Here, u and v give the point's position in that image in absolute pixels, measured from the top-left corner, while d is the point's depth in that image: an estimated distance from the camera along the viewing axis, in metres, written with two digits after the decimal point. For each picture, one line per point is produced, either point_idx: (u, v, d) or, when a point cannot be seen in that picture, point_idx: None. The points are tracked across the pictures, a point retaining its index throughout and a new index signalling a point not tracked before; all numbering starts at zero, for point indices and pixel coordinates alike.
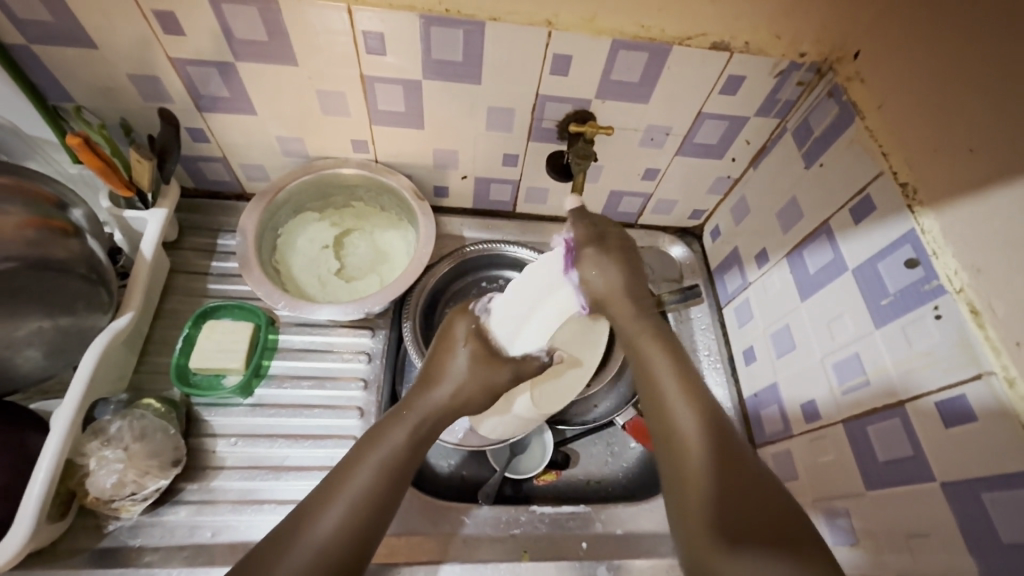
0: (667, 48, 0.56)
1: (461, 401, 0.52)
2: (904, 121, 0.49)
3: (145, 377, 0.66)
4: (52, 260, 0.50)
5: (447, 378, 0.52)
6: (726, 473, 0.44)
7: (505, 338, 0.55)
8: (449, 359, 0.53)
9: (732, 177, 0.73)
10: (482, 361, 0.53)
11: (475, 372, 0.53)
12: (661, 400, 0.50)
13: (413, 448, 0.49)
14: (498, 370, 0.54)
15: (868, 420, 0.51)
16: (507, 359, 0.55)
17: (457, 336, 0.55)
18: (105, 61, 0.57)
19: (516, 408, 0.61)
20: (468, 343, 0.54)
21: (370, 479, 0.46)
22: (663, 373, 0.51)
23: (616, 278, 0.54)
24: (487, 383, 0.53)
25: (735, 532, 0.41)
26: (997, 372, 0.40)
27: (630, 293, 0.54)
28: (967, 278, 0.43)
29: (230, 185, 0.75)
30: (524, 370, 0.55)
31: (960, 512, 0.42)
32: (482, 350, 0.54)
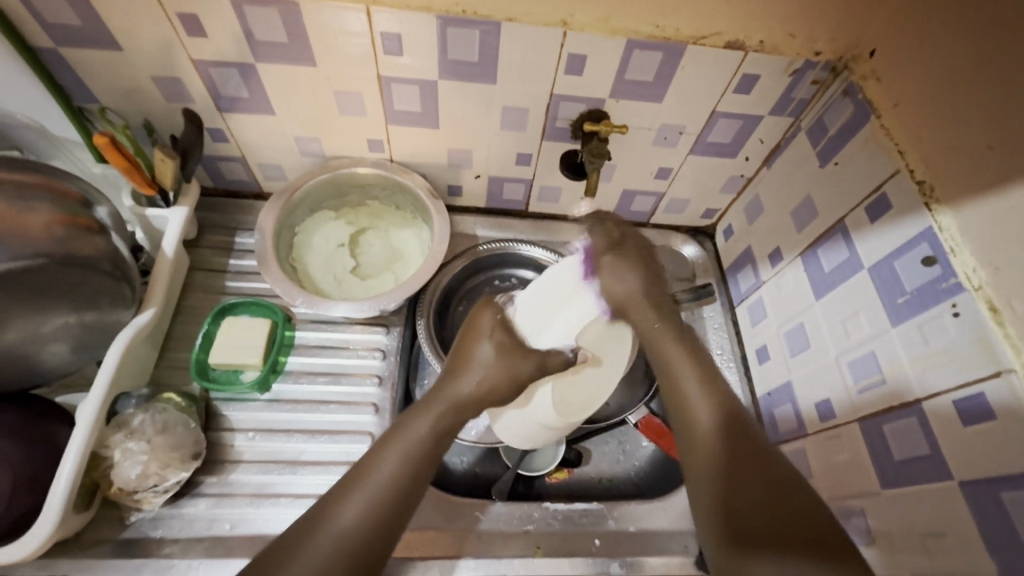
0: (681, 47, 0.57)
1: (486, 391, 0.51)
2: (920, 118, 0.49)
3: (165, 372, 0.67)
4: (78, 256, 0.52)
5: (473, 365, 0.52)
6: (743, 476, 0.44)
7: (530, 330, 0.55)
8: (474, 347, 0.53)
9: (745, 176, 0.73)
10: (507, 350, 0.52)
11: (500, 362, 0.52)
12: (685, 401, 0.49)
13: (432, 445, 0.48)
14: (524, 361, 0.52)
15: (883, 419, 0.51)
16: (532, 351, 0.53)
17: (485, 325, 0.54)
18: (130, 63, 0.58)
19: (534, 405, 0.58)
20: (494, 332, 0.53)
21: (390, 477, 0.46)
22: (684, 376, 0.50)
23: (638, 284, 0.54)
24: (513, 373, 0.51)
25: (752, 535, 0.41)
26: (1016, 370, 0.40)
27: (650, 299, 0.54)
28: (985, 276, 0.43)
29: (248, 184, 0.76)
30: (550, 364, 0.53)
31: (978, 511, 0.42)
32: (508, 340, 0.53)
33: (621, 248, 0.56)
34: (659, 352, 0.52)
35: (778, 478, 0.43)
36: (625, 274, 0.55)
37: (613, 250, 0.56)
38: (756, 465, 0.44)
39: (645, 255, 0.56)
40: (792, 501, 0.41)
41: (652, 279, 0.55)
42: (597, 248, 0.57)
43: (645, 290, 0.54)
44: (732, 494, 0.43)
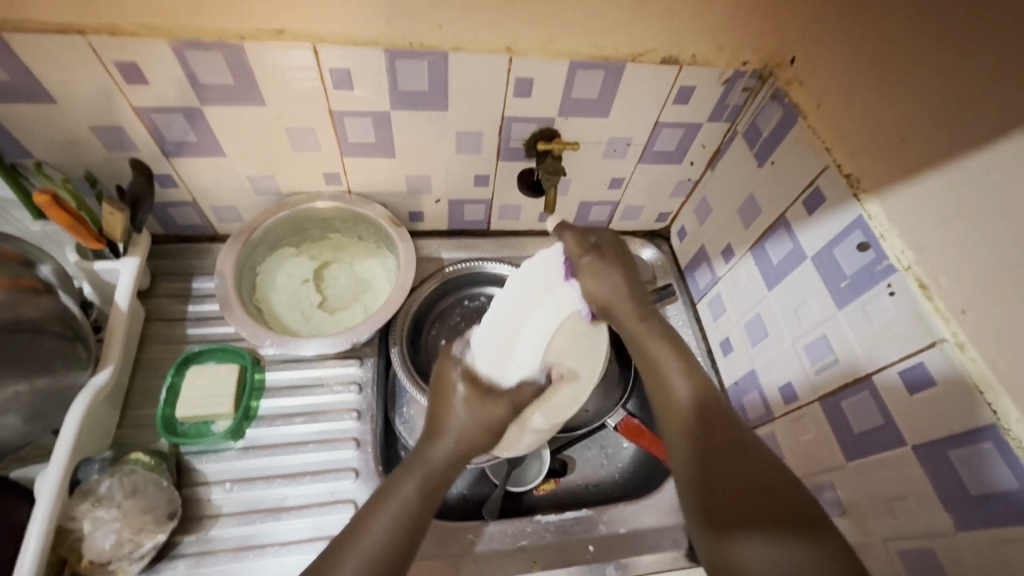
0: (621, 65, 0.60)
1: (466, 445, 0.53)
2: (840, 117, 0.53)
3: (129, 432, 0.63)
4: (23, 319, 0.49)
5: (447, 431, 0.53)
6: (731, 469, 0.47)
7: (493, 369, 0.56)
8: (446, 406, 0.55)
9: (692, 179, 0.77)
10: (478, 397, 0.54)
11: (472, 413, 0.54)
12: (662, 378, 0.54)
13: (419, 505, 0.50)
14: (495, 407, 0.55)
15: (841, 395, 0.54)
16: (503, 394, 0.55)
17: (450, 380, 0.56)
18: (66, 115, 0.56)
19: (529, 427, 0.59)
20: (462, 380, 0.55)
21: (389, 525, 0.48)
22: (661, 356, 0.55)
23: (619, 284, 0.57)
24: (486, 421, 0.54)
25: (743, 520, 0.44)
26: (948, 339, 0.44)
27: (634, 294, 0.58)
28: (913, 257, 0.46)
29: (202, 228, 0.74)
30: (521, 399, 0.56)
31: (933, 471, 0.45)
32: (476, 391, 0.54)
33: (599, 251, 0.58)
34: (639, 343, 0.57)
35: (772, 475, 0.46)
36: (611, 274, 0.57)
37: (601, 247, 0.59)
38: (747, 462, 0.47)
39: (623, 255, 0.59)
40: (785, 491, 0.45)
41: (628, 274, 0.58)
42: (578, 251, 0.58)
43: (627, 288, 0.57)
44: (716, 483, 0.47)
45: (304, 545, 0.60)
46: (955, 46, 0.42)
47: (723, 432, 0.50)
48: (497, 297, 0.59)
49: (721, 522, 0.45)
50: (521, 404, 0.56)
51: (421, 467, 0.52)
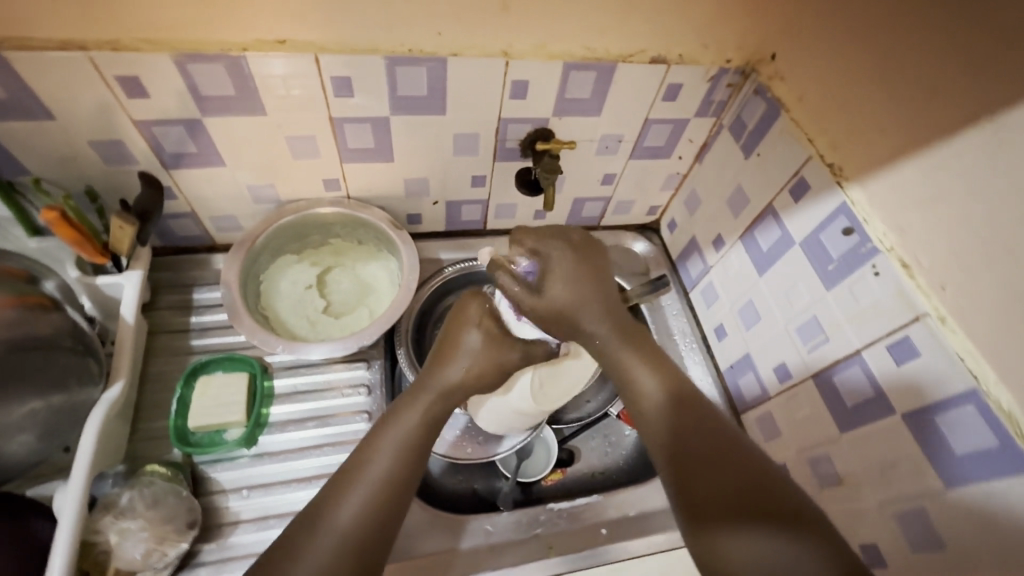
0: (613, 66, 0.62)
1: (475, 377, 0.56)
2: (821, 109, 0.57)
3: (141, 445, 0.63)
4: (38, 337, 0.49)
5: (462, 353, 0.57)
6: (710, 460, 0.46)
7: (510, 320, 0.59)
8: (462, 335, 0.58)
9: (680, 173, 0.80)
10: (494, 339, 0.57)
11: (486, 351, 0.57)
12: (630, 375, 0.53)
13: (390, 493, 0.48)
14: (507, 349, 0.57)
15: (833, 371, 0.58)
16: (517, 341, 0.58)
17: (472, 315, 0.58)
18: (65, 130, 0.56)
19: (512, 394, 0.63)
20: (481, 322, 0.58)
21: (360, 505, 0.47)
22: (632, 362, 0.53)
23: (575, 292, 0.54)
24: (497, 360, 0.57)
25: (723, 515, 0.44)
26: (930, 313, 0.47)
27: (599, 305, 0.54)
28: (895, 239, 0.50)
29: (201, 239, 0.74)
30: (533, 353, 0.59)
31: (921, 437, 0.49)
32: (493, 330, 0.57)
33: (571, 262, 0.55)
34: (607, 354, 0.54)
35: (754, 465, 0.46)
36: (562, 300, 0.54)
37: (546, 270, 0.55)
38: (729, 455, 0.47)
39: (587, 273, 0.55)
40: (771, 484, 0.45)
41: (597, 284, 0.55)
42: (532, 281, 0.55)
43: (592, 299, 0.54)
44: (692, 478, 0.46)
45: None
46: (913, 50, 0.47)
47: (700, 425, 0.49)
48: (530, 266, 0.60)
49: (703, 518, 0.44)
50: (533, 358, 0.59)
51: (395, 440, 0.51)
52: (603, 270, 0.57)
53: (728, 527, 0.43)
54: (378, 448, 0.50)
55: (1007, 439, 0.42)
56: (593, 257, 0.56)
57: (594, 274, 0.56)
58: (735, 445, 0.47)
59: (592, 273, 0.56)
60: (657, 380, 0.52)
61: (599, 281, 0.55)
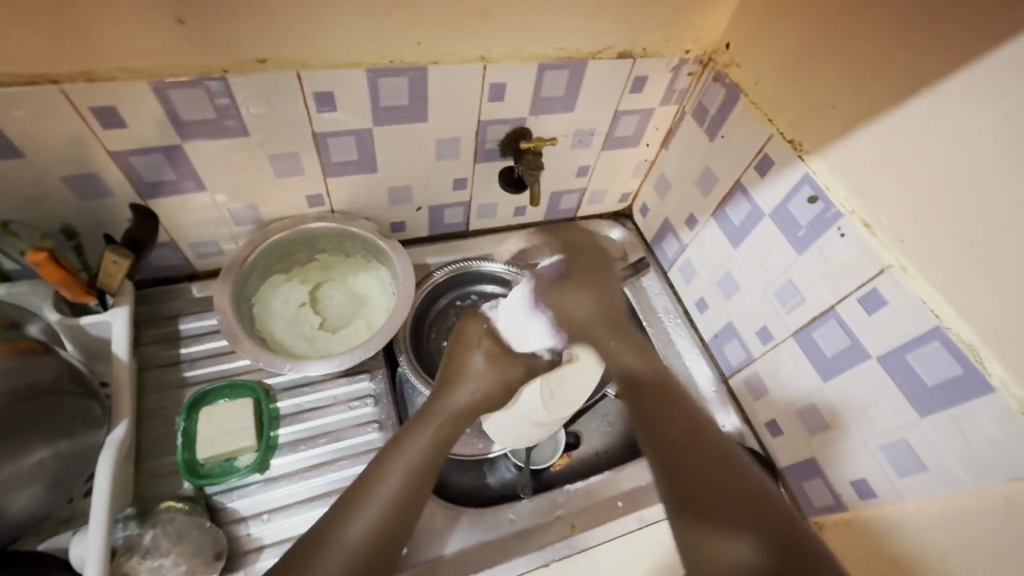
0: (583, 63, 0.65)
1: (481, 398, 0.57)
2: (779, 91, 0.62)
3: (147, 485, 0.61)
4: (37, 382, 0.48)
5: (468, 377, 0.58)
6: (705, 467, 0.47)
7: (512, 338, 0.59)
8: (466, 359, 0.59)
9: (648, 159, 0.85)
10: (496, 357, 0.59)
11: (491, 370, 0.58)
12: (612, 354, 0.57)
13: (405, 500, 0.48)
14: (512, 365, 0.59)
15: (811, 328, 0.63)
16: (518, 356, 0.59)
17: (472, 337, 0.60)
18: (35, 167, 0.54)
19: (522, 404, 0.63)
20: (482, 342, 0.59)
21: (366, 527, 0.46)
22: (614, 342, 0.57)
23: (589, 303, 0.57)
24: (502, 378, 0.58)
25: (718, 520, 0.44)
26: (893, 265, 0.52)
27: (605, 316, 0.58)
28: (856, 202, 0.55)
29: (181, 267, 0.72)
30: (535, 365, 0.60)
31: (896, 375, 0.54)
32: (495, 349, 0.59)
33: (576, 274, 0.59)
34: (607, 349, 0.57)
35: (747, 476, 0.47)
36: (581, 298, 0.57)
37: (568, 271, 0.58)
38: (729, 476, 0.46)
39: (600, 274, 0.59)
40: (770, 504, 0.45)
41: (601, 295, 0.58)
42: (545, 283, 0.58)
43: (599, 309, 0.57)
44: (683, 473, 0.47)
45: None
46: (854, 33, 0.52)
47: (686, 424, 0.50)
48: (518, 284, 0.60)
49: (698, 514, 0.44)
50: (535, 369, 0.60)
51: (403, 463, 0.50)
52: (606, 281, 0.59)
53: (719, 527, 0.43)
54: (386, 471, 0.50)
55: (968, 365, 0.47)
56: (600, 261, 0.61)
57: (603, 279, 0.59)
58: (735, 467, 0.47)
59: (603, 280, 0.59)
60: (635, 355, 0.56)
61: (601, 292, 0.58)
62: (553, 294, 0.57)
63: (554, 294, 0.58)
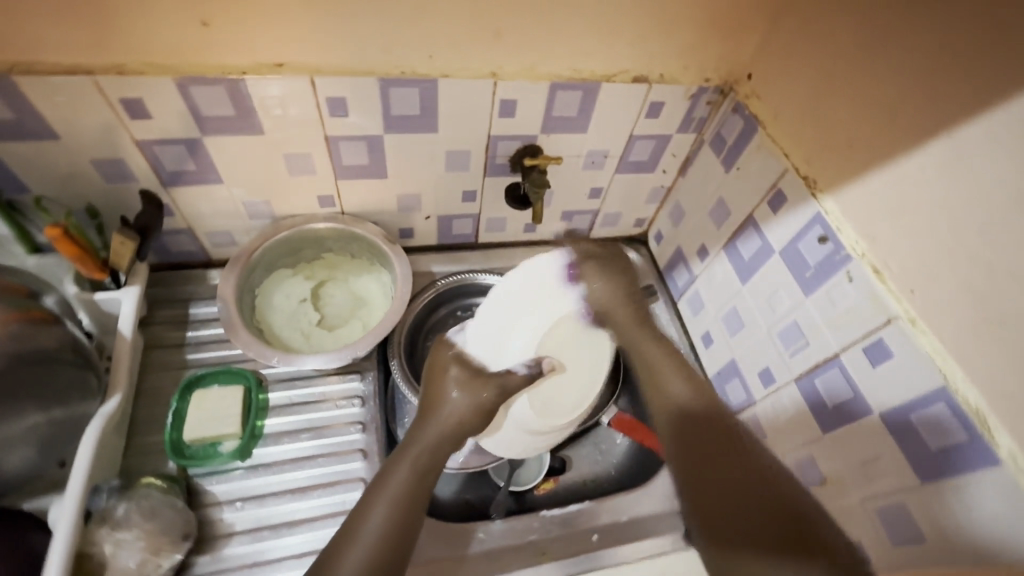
0: (597, 85, 0.65)
1: (455, 423, 0.56)
2: (796, 125, 0.60)
3: (135, 459, 0.64)
4: (40, 350, 0.50)
5: (444, 401, 0.57)
6: (718, 467, 0.50)
7: (488, 359, 0.60)
8: (441, 386, 0.58)
9: (665, 186, 0.83)
10: (469, 380, 0.57)
11: (465, 394, 0.57)
12: (662, 382, 0.57)
13: (399, 528, 0.49)
14: (484, 388, 0.57)
15: (814, 375, 0.60)
16: (490, 378, 0.57)
17: (444, 361, 0.60)
18: (68, 150, 0.58)
19: (514, 414, 0.62)
20: (453, 366, 0.59)
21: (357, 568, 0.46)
22: (663, 363, 0.57)
23: (606, 288, 0.59)
24: (478, 403, 0.56)
25: (766, 550, 0.44)
26: (901, 316, 0.49)
27: (625, 300, 0.60)
28: (866, 245, 0.52)
29: (196, 254, 0.75)
30: (510, 383, 0.57)
31: (899, 436, 0.50)
32: (466, 372, 0.58)
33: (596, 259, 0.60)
34: (641, 352, 0.59)
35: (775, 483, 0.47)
36: (598, 280, 0.59)
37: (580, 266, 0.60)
38: (734, 452, 0.50)
39: (613, 264, 0.61)
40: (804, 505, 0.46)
41: (622, 280, 0.60)
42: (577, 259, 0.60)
43: (620, 292, 0.60)
44: (702, 481, 0.50)
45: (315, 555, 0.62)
46: (877, 70, 0.50)
47: (717, 430, 0.52)
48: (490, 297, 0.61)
49: (726, 543, 0.46)
50: (509, 388, 0.57)
51: (388, 496, 0.51)
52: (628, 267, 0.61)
53: (759, 552, 0.44)
54: (375, 505, 0.50)
55: (974, 433, 0.44)
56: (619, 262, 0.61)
57: (620, 264, 0.61)
58: (750, 458, 0.50)
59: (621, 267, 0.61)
60: (682, 380, 0.56)
61: (626, 277, 0.61)
62: (582, 274, 0.59)
63: (581, 277, 0.59)
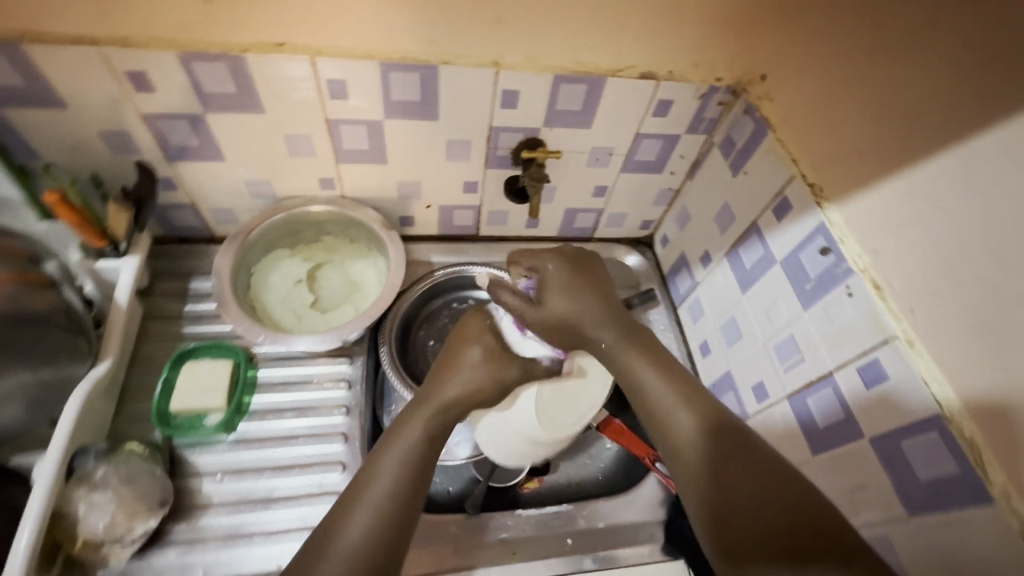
0: (602, 80, 0.63)
1: (473, 392, 0.55)
2: (806, 130, 0.57)
3: (124, 425, 0.66)
4: (30, 311, 0.52)
5: (461, 369, 0.56)
6: (729, 483, 0.46)
7: (513, 339, 0.59)
8: (464, 351, 0.58)
9: (673, 189, 0.81)
10: (495, 353, 0.57)
11: (485, 366, 0.57)
12: (653, 401, 0.52)
13: (407, 496, 0.49)
14: (508, 364, 0.57)
15: (807, 393, 0.57)
16: (515, 356, 0.58)
17: (471, 331, 0.59)
18: (76, 119, 0.59)
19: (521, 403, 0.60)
20: (481, 337, 0.59)
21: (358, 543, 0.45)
22: (639, 367, 0.54)
23: (574, 298, 0.57)
24: (497, 377, 0.56)
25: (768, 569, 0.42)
26: (899, 336, 0.46)
27: (602, 308, 0.57)
28: (868, 260, 0.49)
29: (199, 230, 0.77)
30: (533, 369, 0.58)
31: (888, 464, 0.48)
32: (494, 345, 0.58)
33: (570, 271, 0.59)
34: (615, 357, 0.56)
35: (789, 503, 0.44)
36: (572, 291, 0.57)
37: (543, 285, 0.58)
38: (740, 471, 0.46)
39: (581, 268, 0.60)
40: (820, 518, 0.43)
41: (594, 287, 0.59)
42: (543, 281, 0.58)
43: (597, 300, 0.58)
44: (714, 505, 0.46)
45: (289, 533, 0.62)
46: (892, 74, 0.47)
47: (743, 461, 0.47)
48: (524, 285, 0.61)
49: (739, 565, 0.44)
50: (533, 373, 0.58)
51: (391, 467, 0.50)
52: (594, 269, 0.61)
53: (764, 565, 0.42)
54: (353, 517, 0.47)
55: (966, 465, 0.41)
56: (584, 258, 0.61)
57: (586, 270, 0.60)
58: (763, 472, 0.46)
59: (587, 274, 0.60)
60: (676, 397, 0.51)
61: (593, 283, 0.59)
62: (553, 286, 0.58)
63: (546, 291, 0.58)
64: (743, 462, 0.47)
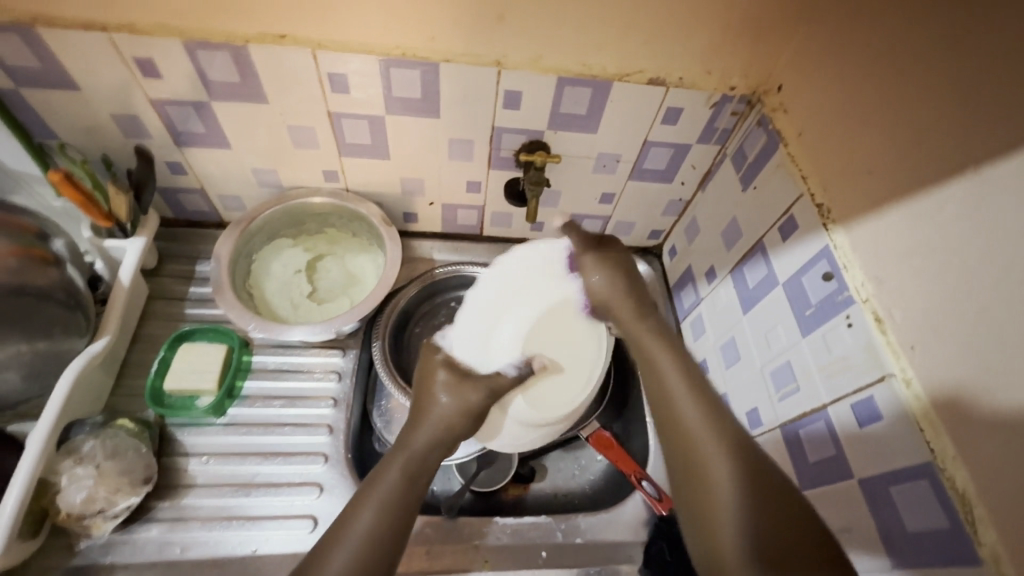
0: (608, 84, 0.61)
1: (444, 429, 0.53)
2: (818, 146, 0.54)
3: (121, 400, 0.68)
4: (29, 286, 0.55)
5: (430, 417, 0.54)
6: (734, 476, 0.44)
7: (475, 360, 0.58)
8: (429, 399, 0.55)
9: (683, 199, 0.78)
10: (457, 382, 0.55)
11: (453, 396, 0.54)
12: (671, 404, 0.50)
13: (396, 518, 0.47)
14: (473, 391, 0.55)
15: (800, 424, 0.54)
16: (479, 380, 0.55)
17: (433, 367, 0.57)
18: (89, 102, 0.61)
19: (511, 413, 0.59)
20: (442, 370, 0.56)
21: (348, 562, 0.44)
22: (661, 359, 0.53)
23: (610, 283, 0.59)
24: (467, 405, 0.54)
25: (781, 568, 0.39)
26: (897, 374, 0.43)
27: (631, 296, 0.58)
28: (871, 290, 0.46)
29: (208, 215, 0.78)
30: (499, 385, 0.56)
31: (876, 509, 0.45)
32: (454, 377, 0.55)
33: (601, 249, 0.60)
34: (640, 344, 0.56)
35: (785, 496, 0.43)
36: (603, 271, 0.59)
37: (582, 263, 0.60)
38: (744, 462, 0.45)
39: (624, 262, 0.60)
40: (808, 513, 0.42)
41: (629, 277, 0.59)
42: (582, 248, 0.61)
43: (624, 288, 0.58)
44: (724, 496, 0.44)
45: (267, 520, 0.63)
46: (910, 91, 0.43)
47: (763, 485, 0.44)
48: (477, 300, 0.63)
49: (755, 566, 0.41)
50: (499, 391, 0.56)
51: (378, 495, 0.48)
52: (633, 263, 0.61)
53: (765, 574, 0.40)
54: (331, 559, 0.44)
55: (956, 519, 0.38)
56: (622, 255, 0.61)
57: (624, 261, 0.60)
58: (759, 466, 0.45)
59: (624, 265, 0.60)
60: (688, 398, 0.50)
61: (630, 270, 0.60)
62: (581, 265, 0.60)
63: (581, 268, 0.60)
64: (769, 494, 0.43)
